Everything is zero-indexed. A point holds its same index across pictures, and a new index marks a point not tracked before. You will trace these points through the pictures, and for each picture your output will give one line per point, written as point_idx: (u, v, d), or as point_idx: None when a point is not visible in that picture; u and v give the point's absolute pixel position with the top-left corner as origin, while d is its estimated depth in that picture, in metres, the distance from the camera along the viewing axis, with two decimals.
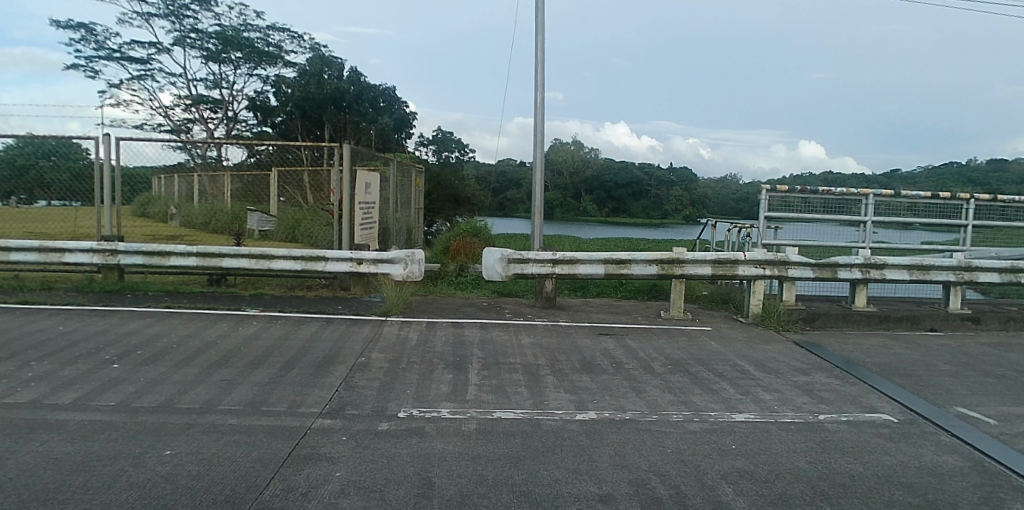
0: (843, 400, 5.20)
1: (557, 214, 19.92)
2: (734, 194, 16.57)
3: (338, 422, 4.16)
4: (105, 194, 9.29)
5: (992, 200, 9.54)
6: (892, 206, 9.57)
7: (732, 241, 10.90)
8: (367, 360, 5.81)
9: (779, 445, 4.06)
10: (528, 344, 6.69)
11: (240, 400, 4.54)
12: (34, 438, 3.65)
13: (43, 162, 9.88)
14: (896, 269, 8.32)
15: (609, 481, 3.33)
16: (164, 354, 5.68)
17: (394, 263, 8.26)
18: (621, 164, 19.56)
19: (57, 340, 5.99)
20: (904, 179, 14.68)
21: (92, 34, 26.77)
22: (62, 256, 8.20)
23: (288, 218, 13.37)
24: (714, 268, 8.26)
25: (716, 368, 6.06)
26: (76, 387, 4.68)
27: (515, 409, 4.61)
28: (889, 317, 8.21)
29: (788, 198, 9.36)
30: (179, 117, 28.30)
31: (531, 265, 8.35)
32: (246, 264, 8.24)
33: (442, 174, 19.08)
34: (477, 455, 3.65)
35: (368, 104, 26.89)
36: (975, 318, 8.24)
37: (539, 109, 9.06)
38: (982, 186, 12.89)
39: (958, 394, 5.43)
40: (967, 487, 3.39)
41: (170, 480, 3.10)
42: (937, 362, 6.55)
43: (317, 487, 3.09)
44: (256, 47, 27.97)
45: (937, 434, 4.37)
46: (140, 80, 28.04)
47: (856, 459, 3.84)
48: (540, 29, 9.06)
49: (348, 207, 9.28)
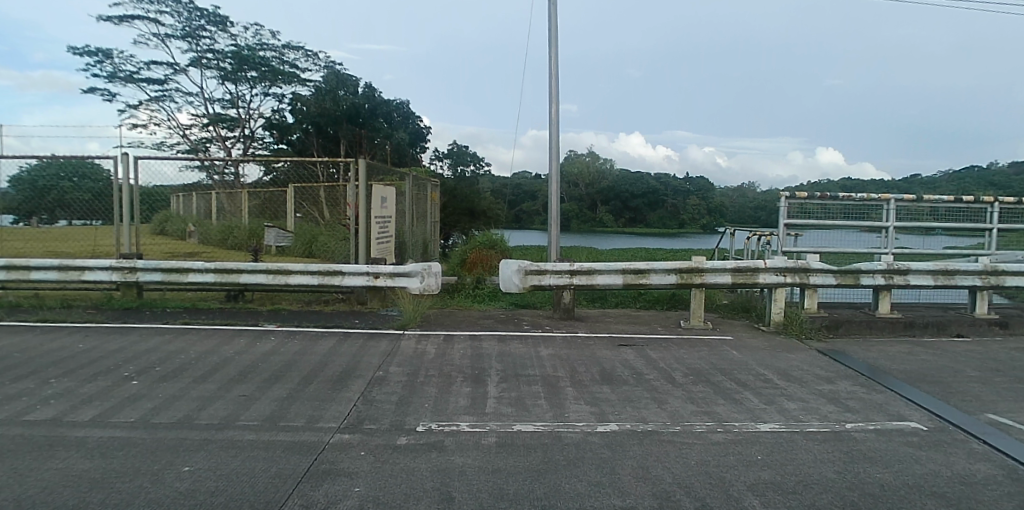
0: (871, 408, 5.06)
1: (574, 226, 19.35)
2: (753, 202, 16.34)
3: (357, 437, 4.13)
4: (124, 213, 9.24)
5: (1017, 204, 9.35)
6: (914, 211, 9.35)
7: (751, 249, 10.62)
8: (385, 374, 5.78)
9: (806, 455, 3.94)
10: (547, 356, 6.62)
11: (258, 416, 4.53)
12: (54, 456, 3.66)
13: (64, 183, 10.18)
14: (921, 275, 8.12)
15: (633, 493, 3.25)
16: (183, 371, 5.70)
17: (410, 277, 8.21)
18: (636, 176, 19.84)
19: (78, 357, 6.05)
20: (924, 183, 14.53)
21: (109, 57, 27.38)
22: (82, 274, 8.30)
23: (305, 234, 13.52)
24: (734, 277, 8.10)
25: (738, 378, 5.93)
26: (95, 404, 4.71)
27: (535, 422, 4.54)
28: (914, 324, 7.99)
29: (806, 205, 9.24)
30: (196, 136, 28.88)
31: (548, 275, 8.24)
32: (263, 279, 8.27)
33: (458, 187, 19.22)
34: (496, 468, 3.59)
35: (382, 118, 27.17)
36: (1003, 323, 8.02)
37: (554, 122, 9.04)
38: (1005, 189, 12.68)
39: (989, 400, 5.25)
40: (1003, 496, 3.25)
41: (190, 497, 3.08)
42: (967, 368, 6.36)
43: (336, 502, 3.05)
44: (271, 66, 28.46)
45: (969, 443, 4.21)
46: (159, 101, 28.55)
47: (887, 469, 3.71)
48: (555, 40, 9.07)
49: (364, 220, 9.23)
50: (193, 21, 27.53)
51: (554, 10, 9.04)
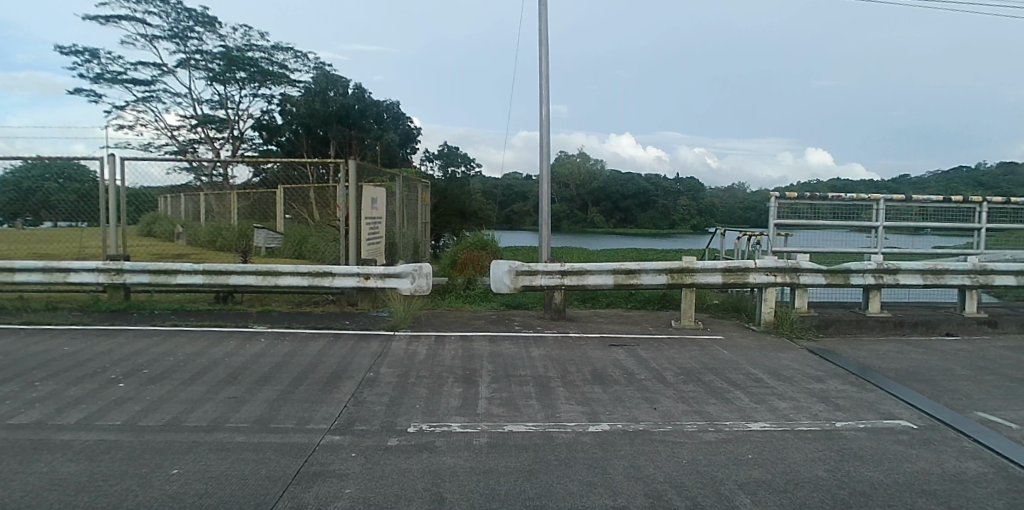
0: (861, 407, 5.08)
1: (565, 227, 19.61)
2: (742, 202, 16.46)
3: (347, 438, 4.10)
4: (110, 214, 9.15)
5: (1005, 203, 9.44)
6: (904, 211, 9.42)
7: (741, 249, 10.65)
8: (376, 375, 5.75)
9: (797, 454, 3.96)
10: (539, 356, 6.61)
11: (248, 418, 4.50)
12: (39, 459, 3.61)
13: (48, 183, 9.90)
14: (911, 274, 8.17)
15: (624, 493, 3.25)
16: (172, 373, 5.65)
17: (401, 278, 8.19)
18: (627, 176, 19.90)
19: (64, 360, 5.99)
20: (912, 183, 14.67)
21: (96, 58, 27.19)
22: (68, 276, 8.21)
23: (295, 235, 13.47)
24: (725, 276, 8.13)
25: (729, 377, 5.95)
26: (82, 407, 4.66)
27: (527, 422, 4.53)
28: (904, 323, 8.05)
29: (796, 205, 9.29)
30: (185, 137, 28.72)
31: (540, 276, 8.24)
32: (253, 280, 8.23)
33: (449, 188, 19.21)
34: (488, 468, 3.58)
35: (372, 119, 27.03)
36: (992, 322, 8.08)
37: (545, 122, 9.06)
38: (993, 188, 12.82)
39: (979, 399, 5.29)
40: (994, 493, 3.28)
41: (177, 500, 3.05)
42: (957, 367, 6.41)
43: (326, 504, 3.03)
44: (260, 67, 28.32)
45: (959, 441, 4.24)
46: (147, 102, 28.37)
47: (878, 467, 3.73)
48: (545, 41, 9.08)
49: (354, 221, 9.20)
50: (181, 22, 27.40)
51: (543, 10, 9.06)
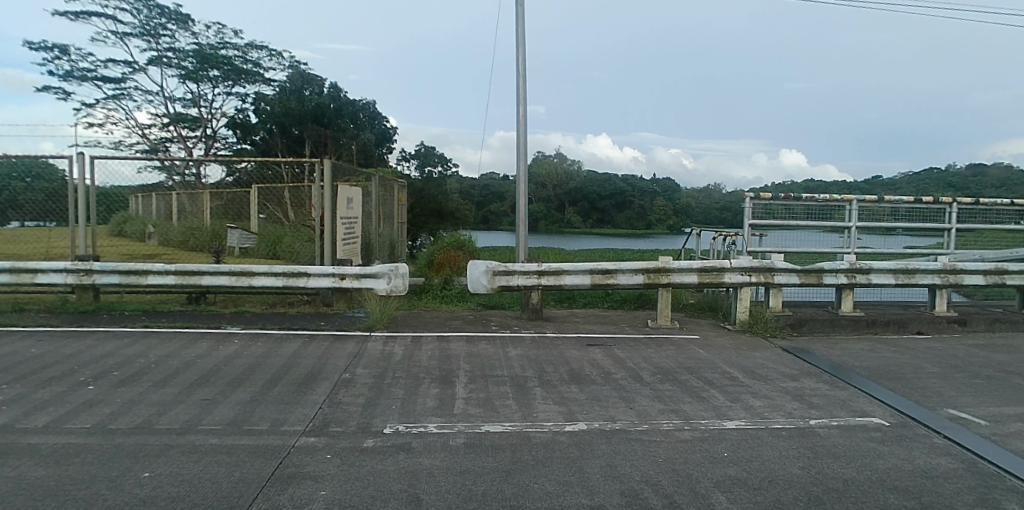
0: (834, 404, 5.18)
1: (542, 226, 19.64)
2: (718, 203, 16.66)
3: (323, 440, 4.09)
4: (78, 213, 8.97)
5: (974, 204, 9.69)
6: (876, 212, 9.62)
7: (717, 249, 10.77)
8: (353, 376, 5.73)
9: (771, 451, 4.03)
10: (516, 356, 6.64)
11: (221, 420, 4.45)
12: (3, 464, 3.54)
13: (16, 182, 9.73)
14: (883, 274, 8.33)
15: (601, 492, 3.28)
16: (144, 375, 5.57)
17: (377, 278, 8.16)
18: (605, 176, 20.01)
19: (31, 363, 5.86)
20: (883, 184, 14.96)
21: (65, 54, 26.62)
22: (34, 277, 8.04)
23: (269, 235, 13.33)
24: (701, 276, 8.23)
25: (704, 376, 6.03)
26: (49, 410, 4.57)
27: (503, 423, 4.54)
28: (876, 322, 8.21)
29: (771, 206, 9.42)
30: (156, 135, 28.21)
31: (517, 276, 8.26)
32: (226, 281, 8.14)
33: (426, 187, 19.03)
34: (464, 469, 3.60)
35: (348, 118, 26.87)
36: (962, 321, 8.27)
37: (522, 123, 9.08)
38: (961, 190, 13.13)
39: (949, 396, 5.43)
40: (962, 489, 3.37)
41: (145, 504, 3.01)
42: (927, 364, 6.57)
43: (301, 507, 3.02)
44: (233, 64, 27.91)
45: (928, 437, 4.35)
46: (117, 100, 27.82)
47: (850, 463, 3.81)
48: (522, 42, 9.11)
49: (331, 221, 9.14)
50: (153, 18, 26.93)
51: (520, 11, 9.08)
